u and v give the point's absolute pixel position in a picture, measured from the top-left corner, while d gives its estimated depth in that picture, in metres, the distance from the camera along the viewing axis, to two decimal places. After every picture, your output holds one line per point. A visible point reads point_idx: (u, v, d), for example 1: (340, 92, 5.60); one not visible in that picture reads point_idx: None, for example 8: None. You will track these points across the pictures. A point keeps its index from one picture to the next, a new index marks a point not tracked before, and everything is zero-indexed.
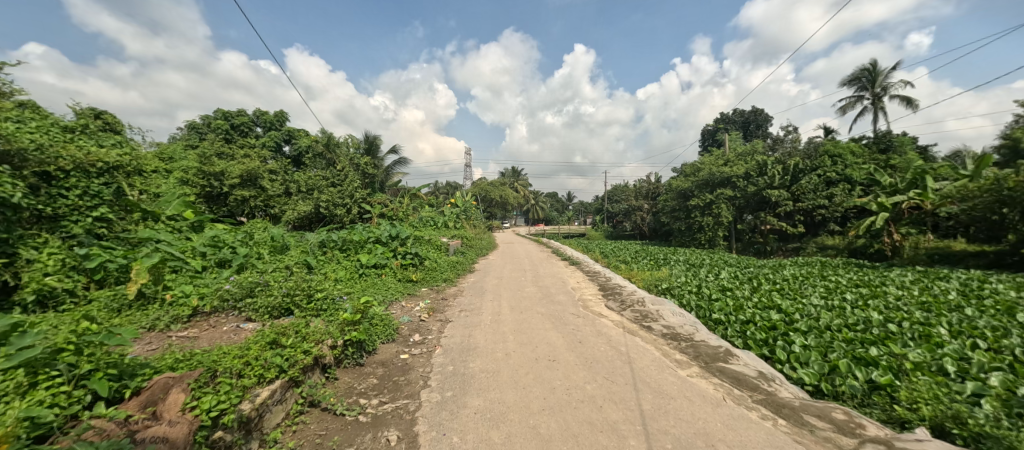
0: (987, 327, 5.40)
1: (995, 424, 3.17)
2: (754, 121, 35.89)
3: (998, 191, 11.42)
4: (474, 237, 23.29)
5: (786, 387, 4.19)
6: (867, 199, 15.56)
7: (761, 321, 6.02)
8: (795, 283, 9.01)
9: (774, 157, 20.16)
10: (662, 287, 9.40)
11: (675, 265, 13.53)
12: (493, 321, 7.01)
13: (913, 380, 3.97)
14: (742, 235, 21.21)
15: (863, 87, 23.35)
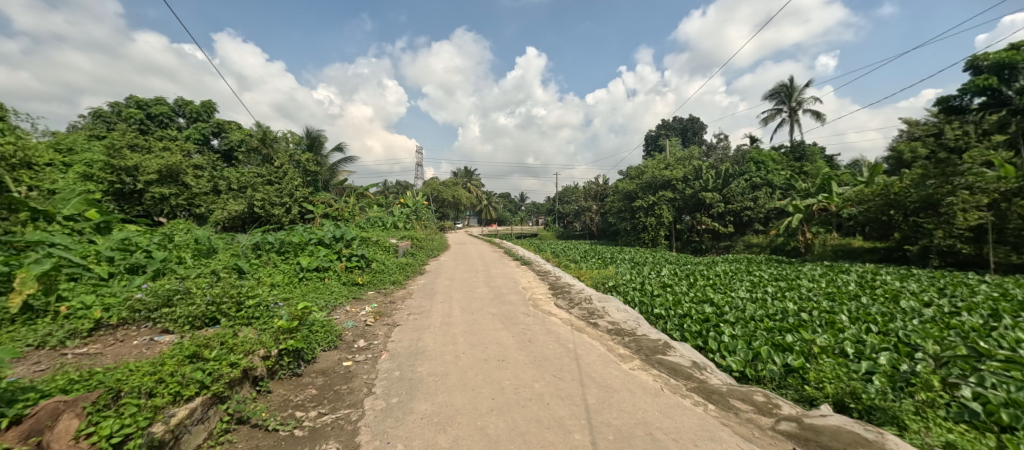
0: (878, 313, 6.21)
1: (883, 396, 3.65)
2: (691, 128, 38.49)
3: (887, 195, 13.17)
4: (425, 238, 22.84)
5: (716, 375, 4.52)
6: (786, 202, 17.27)
7: (695, 314, 6.47)
8: (726, 279, 9.76)
9: (708, 163, 21.72)
10: (609, 285, 9.78)
11: (621, 264, 14.11)
12: (443, 323, 6.89)
13: (820, 362, 4.44)
14: (680, 235, 22.63)
15: (782, 101, 25.80)
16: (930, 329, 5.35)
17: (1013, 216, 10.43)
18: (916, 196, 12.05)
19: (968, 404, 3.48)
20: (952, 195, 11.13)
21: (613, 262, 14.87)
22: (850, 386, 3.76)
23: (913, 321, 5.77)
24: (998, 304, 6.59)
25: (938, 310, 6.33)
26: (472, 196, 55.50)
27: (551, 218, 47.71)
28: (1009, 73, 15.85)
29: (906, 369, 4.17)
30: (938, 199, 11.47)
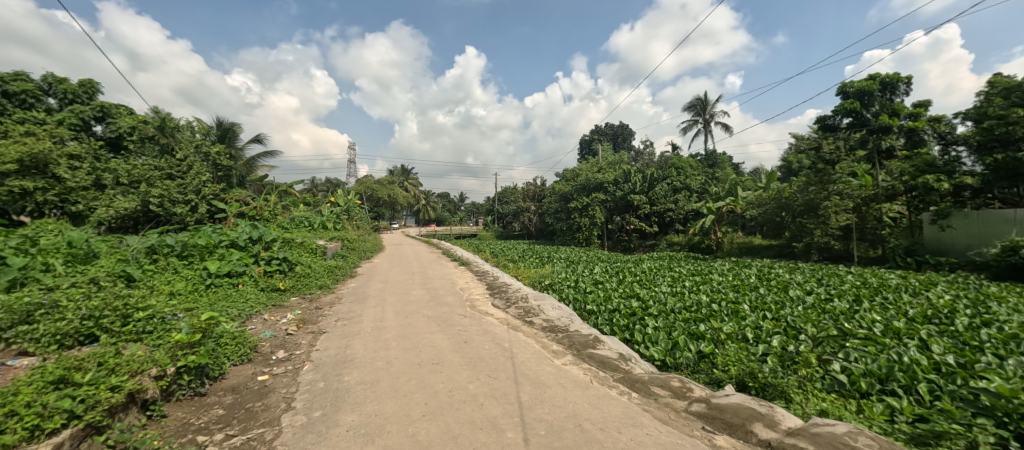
0: (773, 302, 7.07)
1: (775, 374, 4.15)
2: (621, 134, 40.77)
3: (781, 199, 15.03)
4: (357, 239, 21.65)
5: (640, 365, 4.82)
6: (701, 205, 19.01)
7: (623, 309, 6.86)
8: (651, 275, 10.48)
9: (636, 167, 23.14)
10: (545, 283, 10.01)
11: (556, 263, 14.54)
12: (374, 328, 6.56)
13: (727, 347, 4.94)
14: (611, 235, 23.87)
15: (697, 113, 28.35)
16: (811, 314, 6.22)
17: (870, 218, 12.74)
18: (801, 200, 13.91)
19: (837, 376, 4.09)
20: (827, 200, 13.05)
21: (549, 261, 15.26)
22: (749, 367, 4.22)
23: (798, 308, 6.66)
24: (859, 291, 7.85)
25: (817, 297, 7.38)
26: (409, 195, 53.78)
27: (489, 218, 47.73)
28: (868, 98, 18.95)
29: (793, 349, 4.79)
30: (818, 203, 13.35)
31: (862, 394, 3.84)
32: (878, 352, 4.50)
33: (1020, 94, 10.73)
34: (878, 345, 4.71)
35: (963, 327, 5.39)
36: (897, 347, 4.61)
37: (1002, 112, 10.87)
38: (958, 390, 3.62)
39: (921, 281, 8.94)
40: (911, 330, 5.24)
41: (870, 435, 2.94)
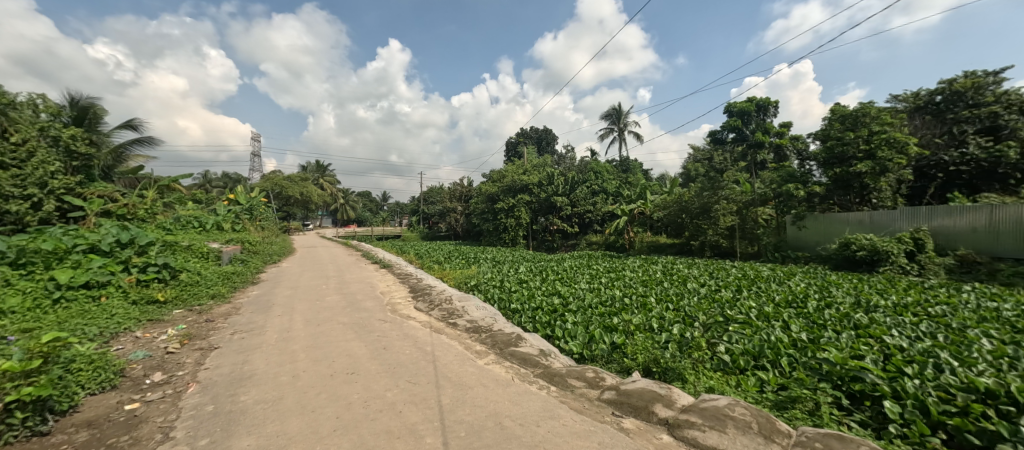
0: (675, 294, 7.86)
1: (673, 358, 4.60)
2: (545, 138, 42.06)
3: (681, 202, 16.59)
4: (263, 241, 19.45)
5: (559, 359, 5.01)
6: (617, 207, 20.44)
7: (544, 307, 7.07)
8: (571, 273, 10.96)
9: (558, 171, 24.04)
10: (471, 284, 9.96)
11: (483, 263, 14.53)
12: (280, 340, 5.94)
13: (635, 337, 5.37)
14: (535, 235, 24.55)
15: (613, 122, 30.41)
16: (704, 304, 7.02)
17: (749, 219, 14.76)
18: (698, 203, 15.68)
19: (722, 356, 4.67)
20: (718, 204, 15.16)
21: (475, 262, 15.21)
22: (653, 354, 4.63)
23: (694, 299, 7.47)
24: (742, 282, 9.05)
25: (709, 289, 8.37)
26: (326, 193, 49.88)
27: (414, 218, 46.17)
28: (748, 117, 21.95)
29: (690, 335, 5.36)
30: (711, 206, 15.14)
31: (740, 370, 4.45)
32: (754, 334, 5.24)
33: (851, 121, 13.22)
34: (754, 328, 5.49)
35: (813, 309, 6.52)
36: (768, 328, 5.42)
37: (840, 134, 13.33)
38: (808, 361, 4.37)
39: (786, 273, 10.59)
40: (777, 314, 6.19)
41: (745, 404, 3.41)
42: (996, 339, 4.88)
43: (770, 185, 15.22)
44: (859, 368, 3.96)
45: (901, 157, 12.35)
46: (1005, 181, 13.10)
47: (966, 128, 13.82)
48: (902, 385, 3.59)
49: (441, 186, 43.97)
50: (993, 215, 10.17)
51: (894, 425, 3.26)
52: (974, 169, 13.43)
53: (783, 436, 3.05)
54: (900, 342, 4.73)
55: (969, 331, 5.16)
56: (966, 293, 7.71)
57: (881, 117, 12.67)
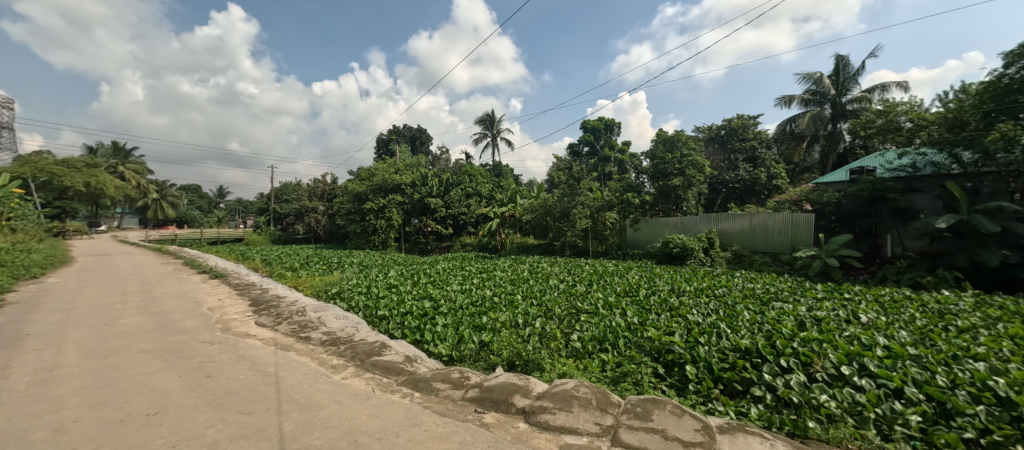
0: (540, 291, 8.48)
1: (533, 350, 4.95)
2: (418, 137, 39.31)
3: (545, 206, 17.97)
4: (22, 250, 14.18)
5: (426, 363, 4.89)
6: (489, 210, 21.13)
7: (413, 311, 6.85)
8: (444, 275, 10.84)
9: (432, 172, 23.54)
10: (331, 292, 9.01)
11: (348, 268, 13.30)
12: (36, 383, 4.41)
13: (501, 334, 5.62)
14: (407, 237, 23.58)
15: (486, 128, 31.30)
16: (561, 298, 7.74)
17: (600, 223, 16.79)
18: (559, 207, 17.14)
19: (574, 344, 5.22)
20: (576, 208, 16.77)
21: (340, 267, 13.81)
22: (516, 348, 4.92)
23: (555, 294, 8.19)
24: (593, 277, 10.26)
25: (567, 284, 9.30)
26: (131, 186, 39.15)
27: (261, 218, 39.60)
28: (598, 134, 25.24)
29: (549, 328, 5.85)
30: (569, 210, 16.83)
31: (587, 354, 5.05)
32: (599, 321, 6.01)
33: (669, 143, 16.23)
34: (599, 316, 6.31)
35: (642, 296, 7.80)
36: (610, 315, 6.28)
37: (662, 155, 16.68)
38: (636, 341, 5.21)
39: (625, 268, 12.38)
40: (617, 303, 7.23)
41: (588, 384, 3.88)
42: (753, 310, 6.60)
43: (614, 193, 17.68)
44: (669, 342, 4.90)
45: (699, 174, 16.13)
46: (759, 196, 17.66)
47: (737, 156, 18.69)
48: (697, 352, 4.58)
49: (298, 181, 38.84)
50: (754, 220, 13.68)
51: (692, 384, 4.14)
52: (742, 186, 17.72)
53: (615, 406, 3.58)
54: (697, 318, 6.02)
55: (739, 306, 6.86)
56: (738, 278, 10.18)
57: (688, 143, 16.26)
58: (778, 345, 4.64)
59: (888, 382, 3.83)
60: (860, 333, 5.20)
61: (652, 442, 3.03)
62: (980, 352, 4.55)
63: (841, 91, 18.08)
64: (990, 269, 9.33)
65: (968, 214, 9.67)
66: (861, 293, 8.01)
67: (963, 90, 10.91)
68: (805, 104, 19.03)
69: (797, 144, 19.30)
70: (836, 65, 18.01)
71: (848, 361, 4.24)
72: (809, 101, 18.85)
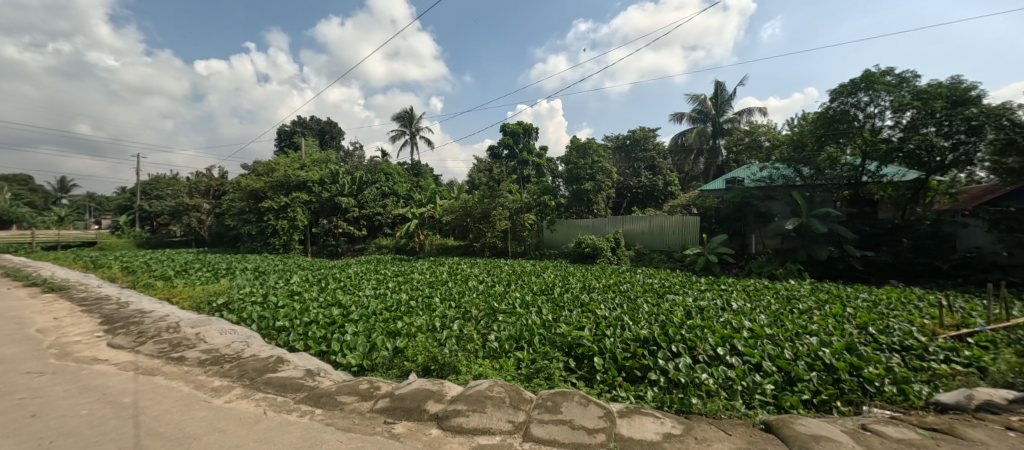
0: (459, 293, 8.41)
1: (449, 354, 4.88)
2: (329, 131, 32.92)
3: (465, 208, 17.76)
4: None
5: (330, 376, 4.52)
6: (406, 210, 20.30)
7: (318, 319, 6.31)
8: (356, 280, 10.17)
9: (343, 169, 21.85)
10: (217, 304, 7.88)
11: (240, 276, 11.77)
12: None
13: (416, 339, 5.45)
14: (314, 239, 21.63)
15: (404, 126, 30.11)
16: (479, 299, 7.76)
17: (519, 225, 17.15)
18: (479, 208, 17.06)
19: (491, 344, 5.28)
20: (496, 209, 16.87)
21: (230, 275, 12.13)
22: (432, 353, 4.81)
23: (473, 295, 8.17)
24: (511, 277, 10.46)
25: (486, 285, 9.35)
26: None
27: (124, 217, 33.25)
28: (517, 137, 25.80)
29: (466, 330, 5.82)
30: (489, 211, 16.88)
31: (503, 353, 5.13)
32: (515, 320, 6.14)
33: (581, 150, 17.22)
34: (516, 315, 6.46)
35: (556, 294, 8.17)
36: (526, 314, 6.46)
37: (576, 160, 17.71)
38: (550, 337, 5.44)
39: (542, 267, 12.81)
40: (533, 301, 7.47)
41: (502, 383, 3.94)
42: (651, 303, 7.31)
43: (532, 195, 18.18)
44: (578, 336, 5.20)
45: (607, 180, 17.52)
46: (658, 200, 19.61)
47: (640, 164, 20.66)
48: (604, 344, 4.94)
49: (175, 175, 33.27)
50: (652, 221, 15.15)
51: (598, 374, 4.44)
52: (643, 192, 19.56)
53: (527, 402, 3.68)
54: (604, 312, 6.47)
55: (639, 300, 7.54)
56: (638, 275, 11.14)
57: (598, 151, 17.47)
58: (669, 333, 5.19)
59: (752, 358, 4.53)
60: (733, 318, 6.07)
61: (560, 433, 3.16)
62: (815, 328, 5.62)
63: (720, 112, 20.74)
64: (821, 261, 11.53)
65: (808, 217, 11.78)
66: (734, 285, 9.33)
67: (804, 117, 13.31)
68: (693, 121, 21.62)
69: (686, 156, 21.62)
70: (716, 89, 20.80)
71: (723, 343, 4.91)
72: (696, 119, 21.46)
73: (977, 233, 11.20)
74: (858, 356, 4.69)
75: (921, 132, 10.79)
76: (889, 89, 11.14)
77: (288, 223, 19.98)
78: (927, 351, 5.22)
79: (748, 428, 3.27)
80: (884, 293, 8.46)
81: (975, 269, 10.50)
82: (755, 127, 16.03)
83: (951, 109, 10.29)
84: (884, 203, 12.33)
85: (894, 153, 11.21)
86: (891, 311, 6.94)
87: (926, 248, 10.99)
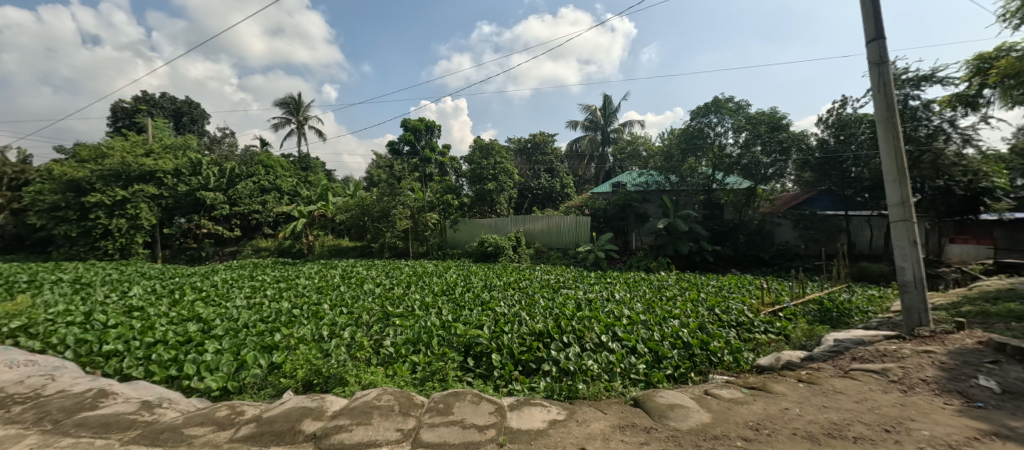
0: (352, 297, 7.81)
1: (336, 364, 4.49)
2: (187, 113, 27.29)
3: (362, 206, 16.57)
4: None
5: (177, 406, 3.79)
6: (291, 208, 18.13)
7: (167, 338, 5.24)
8: (223, 289, 8.73)
9: (208, 158, 18.52)
10: (10, 329, 6.02)
11: (52, 290, 9.17)
12: None
13: (295, 352, 4.91)
14: (166, 241, 17.99)
15: (289, 113, 26.85)
16: (374, 304, 7.30)
17: (421, 224, 16.62)
18: (378, 206, 16.08)
19: (386, 349, 5.02)
20: (396, 208, 16.11)
21: (36, 290, 9.36)
22: (315, 366, 4.37)
23: (368, 299, 7.64)
24: (410, 279, 10.09)
25: (383, 288, 8.85)
26: None
27: None
28: (419, 134, 24.94)
29: (357, 337, 5.42)
30: (389, 210, 16.02)
31: (399, 358, 4.92)
32: (413, 323, 5.93)
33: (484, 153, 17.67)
34: (413, 318, 6.24)
35: (457, 294, 8.10)
36: (424, 316, 6.29)
37: (479, 160, 17.78)
38: (448, 338, 5.37)
39: (444, 267, 12.60)
40: (433, 303, 7.30)
41: (391, 391, 3.74)
42: (546, 297, 7.71)
43: (435, 194, 17.76)
44: (475, 335, 5.23)
45: (509, 181, 17.94)
46: (555, 201, 20.79)
47: (539, 167, 21.66)
48: (500, 340, 5.06)
49: None
50: (549, 221, 16.01)
51: (496, 370, 4.53)
52: (541, 193, 20.58)
53: (418, 407, 3.56)
54: (503, 309, 6.63)
55: (535, 295, 7.90)
56: (535, 271, 11.65)
57: (501, 152, 17.78)
58: (560, 326, 5.53)
59: (629, 342, 5.08)
60: (614, 307, 6.75)
61: (451, 434, 3.13)
62: (678, 312, 6.55)
63: (608, 122, 22.78)
64: (683, 255, 13.48)
65: (674, 218, 13.62)
66: (617, 278, 10.35)
67: (671, 132, 15.35)
68: (585, 129, 23.37)
69: (580, 161, 23.67)
70: (605, 101, 22.82)
71: (606, 330, 5.42)
72: (587, 127, 23.23)
73: (787, 230, 14.24)
74: (708, 333, 5.60)
75: (752, 150, 13.33)
76: (731, 113, 13.49)
77: (126, 224, 15.99)
78: (753, 325, 6.46)
79: (622, 405, 3.65)
80: (727, 280, 10.25)
81: (786, 258, 13.34)
82: (636, 137, 18.08)
83: (769, 133, 13.09)
84: (727, 206, 14.90)
85: (734, 165, 13.67)
86: (731, 294, 8.45)
87: (755, 243, 13.62)
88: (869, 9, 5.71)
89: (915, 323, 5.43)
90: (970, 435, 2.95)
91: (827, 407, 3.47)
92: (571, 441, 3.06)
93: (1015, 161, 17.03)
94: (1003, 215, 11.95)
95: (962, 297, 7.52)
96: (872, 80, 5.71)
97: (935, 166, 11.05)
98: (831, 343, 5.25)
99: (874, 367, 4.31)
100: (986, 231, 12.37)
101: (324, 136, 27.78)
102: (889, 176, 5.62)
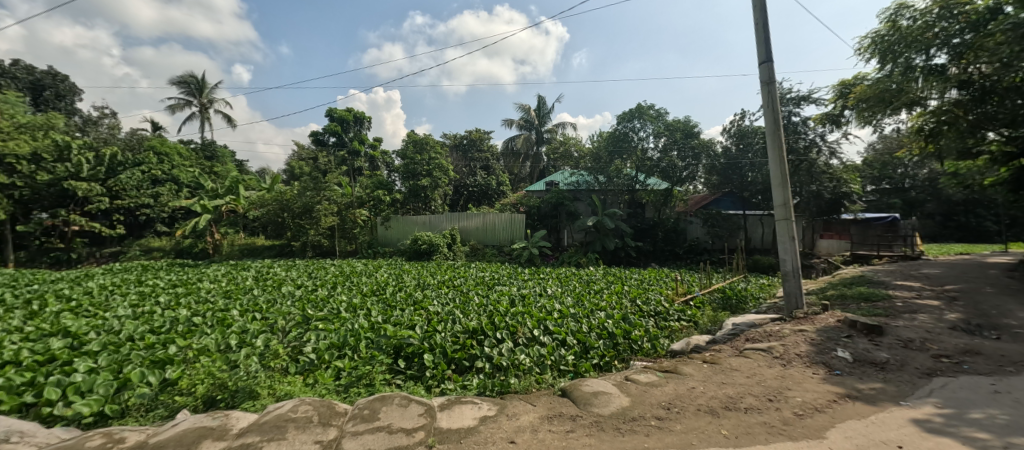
0: (266, 301, 7.13)
1: (246, 376, 4.09)
2: (50, 86, 22.92)
3: (281, 201, 15.32)
4: None
5: (32, 439, 3.18)
6: (191, 201, 16.03)
7: (20, 358, 4.38)
8: (100, 297, 7.45)
9: (80, 141, 15.74)
10: None
11: None
12: None
13: (195, 365, 4.40)
14: (20, 241, 14.96)
15: (190, 93, 23.78)
16: (294, 307, 6.75)
17: (348, 220, 15.70)
18: (300, 202, 15.02)
19: (307, 356, 4.70)
20: (320, 204, 15.10)
21: None
22: (219, 379, 3.93)
23: (287, 303, 7.05)
24: (336, 280, 9.47)
25: (304, 290, 8.24)
26: None
27: None
28: (347, 125, 23.41)
29: (271, 345, 4.98)
30: (313, 206, 14.98)
31: (322, 365, 4.63)
32: (338, 327, 5.61)
33: (413, 148, 17.43)
34: (338, 321, 5.90)
35: (388, 294, 7.79)
36: (352, 318, 5.99)
37: (412, 155, 17.28)
38: (376, 340, 5.16)
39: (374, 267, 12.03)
40: (362, 304, 6.96)
41: (308, 401, 3.51)
42: (480, 295, 7.74)
43: (365, 190, 16.99)
44: (406, 336, 5.09)
45: (444, 177, 17.57)
46: (490, 198, 20.81)
47: (475, 164, 21.60)
48: (432, 340, 4.98)
49: None
50: (484, 218, 15.99)
51: (428, 370, 4.44)
52: (475, 190, 20.57)
53: (340, 416, 3.37)
54: (436, 308, 6.51)
55: (470, 293, 7.87)
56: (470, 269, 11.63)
57: (435, 147, 17.42)
58: (493, 323, 5.56)
59: (559, 335, 5.29)
60: (546, 302, 6.98)
61: (376, 441, 3.01)
62: (603, 305, 6.93)
63: (541, 122, 23.40)
64: (609, 251, 14.28)
65: (601, 216, 14.40)
66: (549, 273, 10.70)
67: (600, 135, 16.19)
68: (520, 128, 23.70)
69: (515, 160, 23.91)
70: (540, 102, 23.42)
71: (539, 325, 5.58)
72: (523, 126, 23.59)
73: (697, 227, 15.76)
74: (630, 323, 6.03)
75: (669, 155, 14.58)
76: (651, 119, 14.59)
77: None
78: (668, 314, 7.08)
79: (550, 396, 3.80)
80: (648, 273, 11.08)
81: (696, 252, 14.74)
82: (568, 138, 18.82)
83: (683, 140, 14.44)
84: (648, 206, 16.04)
85: (654, 168, 14.79)
86: (650, 286, 9.17)
87: (671, 239, 14.86)
88: (762, 34, 6.49)
89: (793, 306, 6.33)
90: (830, 398, 3.52)
91: (725, 383, 3.93)
92: (500, 435, 3.11)
93: (868, 171, 20.66)
94: (858, 215, 14.30)
95: (829, 284, 8.97)
96: (763, 96, 6.49)
97: (810, 174, 12.98)
98: (730, 327, 5.94)
99: (762, 346, 4.95)
100: (844, 229, 14.69)
101: (233, 122, 25.04)
102: (775, 181, 6.45)
